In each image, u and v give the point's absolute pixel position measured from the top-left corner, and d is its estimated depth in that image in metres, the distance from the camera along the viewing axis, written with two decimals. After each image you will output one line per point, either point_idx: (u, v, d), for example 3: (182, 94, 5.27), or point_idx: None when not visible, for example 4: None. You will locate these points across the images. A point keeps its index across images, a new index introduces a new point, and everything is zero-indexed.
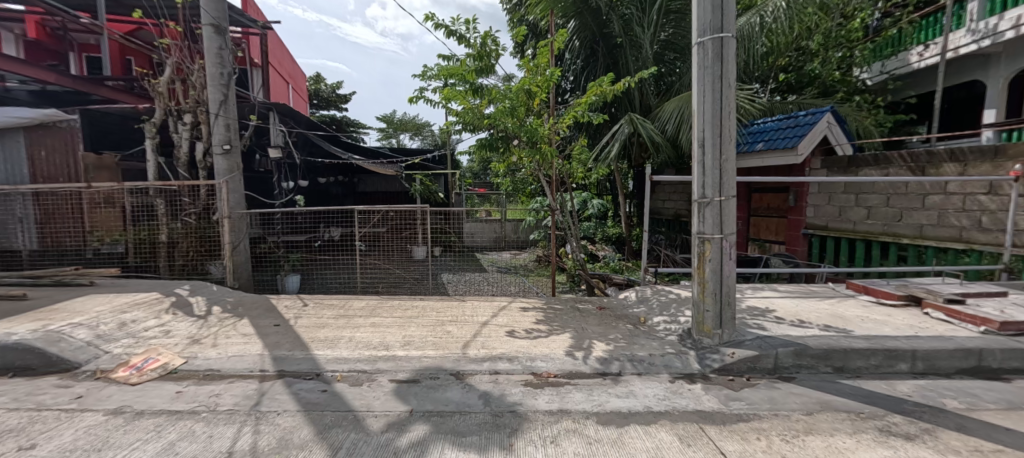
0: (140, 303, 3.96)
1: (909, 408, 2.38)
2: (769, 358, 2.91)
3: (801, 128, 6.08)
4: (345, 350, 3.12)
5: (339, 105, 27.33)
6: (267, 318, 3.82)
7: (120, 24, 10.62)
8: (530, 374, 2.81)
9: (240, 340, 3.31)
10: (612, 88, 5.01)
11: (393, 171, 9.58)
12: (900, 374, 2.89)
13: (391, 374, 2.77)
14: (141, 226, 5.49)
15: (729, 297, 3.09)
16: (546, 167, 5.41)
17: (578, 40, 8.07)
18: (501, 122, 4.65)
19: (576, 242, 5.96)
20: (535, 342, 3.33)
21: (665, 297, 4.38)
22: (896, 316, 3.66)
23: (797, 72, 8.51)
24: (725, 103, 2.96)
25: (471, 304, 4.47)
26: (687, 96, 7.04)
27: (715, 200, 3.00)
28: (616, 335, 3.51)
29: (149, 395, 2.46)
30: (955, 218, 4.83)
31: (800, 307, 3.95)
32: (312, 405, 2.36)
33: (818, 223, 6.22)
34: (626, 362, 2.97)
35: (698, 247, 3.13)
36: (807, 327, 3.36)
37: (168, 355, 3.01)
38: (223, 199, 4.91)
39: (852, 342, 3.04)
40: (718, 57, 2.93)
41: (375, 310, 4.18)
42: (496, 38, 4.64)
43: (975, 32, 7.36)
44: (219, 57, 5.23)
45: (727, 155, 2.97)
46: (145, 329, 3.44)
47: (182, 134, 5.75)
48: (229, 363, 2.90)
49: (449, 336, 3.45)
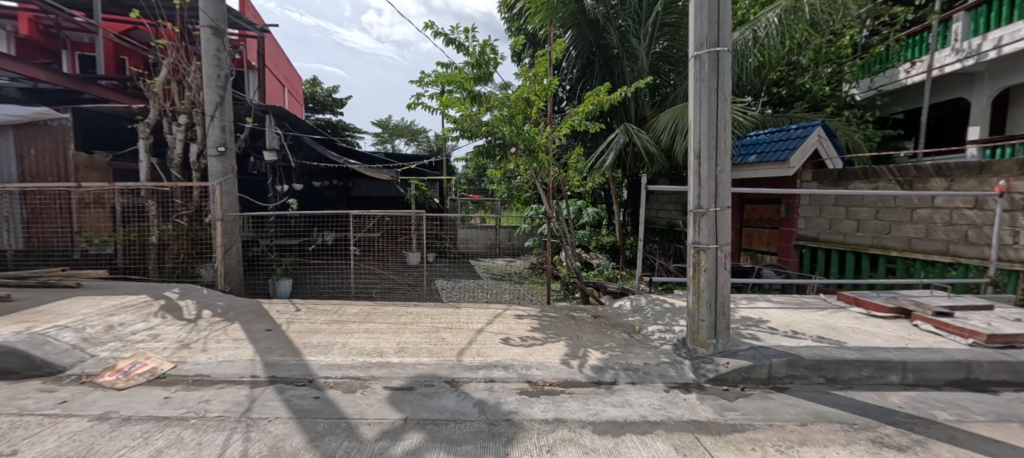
0: (128, 306, 3.87)
1: (901, 419, 2.41)
2: (763, 368, 2.92)
3: (792, 141, 6.24)
4: (338, 356, 3.08)
5: (335, 109, 27.26)
6: (259, 323, 3.74)
7: (114, 24, 10.51)
8: (525, 382, 2.80)
9: (231, 345, 3.25)
10: (609, 98, 5.06)
11: (390, 176, 9.57)
12: (892, 385, 2.92)
13: (385, 381, 2.74)
14: (131, 227, 5.35)
15: (725, 306, 3.11)
16: (543, 174, 5.45)
17: (575, 50, 8.21)
18: (498, 129, 4.67)
19: (571, 250, 6.07)
20: (530, 349, 3.32)
21: (659, 306, 4.39)
22: (886, 328, 3.70)
23: (788, 86, 8.72)
24: (720, 116, 3.01)
25: (466, 311, 4.44)
26: (682, 108, 7.15)
27: (711, 211, 3.04)
28: (611, 343, 3.52)
29: (137, 401, 2.41)
30: (942, 233, 4.95)
31: (793, 317, 4.00)
32: (305, 412, 2.32)
33: (810, 234, 6.35)
34: (621, 371, 2.97)
35: (693, 256, 3.16)
36: (800, 338, 3.38)
37: (156, 360, 2.95)
38: (217, 202, 4.86)
39: (845, 353, 3.07)
40: (715, 69, 2.99)
41: (370, 315, 4.14)
42: (495, 46, 4.70)
43: (959, 52, 7.61)
44: (217, 59, 5.15)
45: (722, 166, 3.02)
46: (133, 332, 3.37)
47: (176, 135, 5.61)
48: (219, 368, 2.85)
49: (444, 343, 3.42)
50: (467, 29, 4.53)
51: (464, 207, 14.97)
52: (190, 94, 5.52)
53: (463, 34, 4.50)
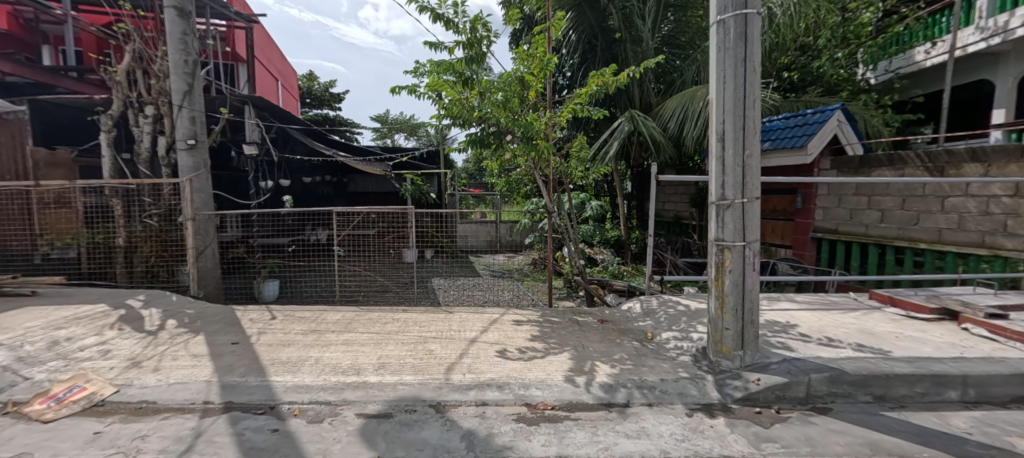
0: (81, 317, 3.47)
1: (974, 451, 2.01)
2: (801, 386, 2.50)
3: (810, 126, 5.82)
4: (308, 375, 2.67)
5: (333, 105, 26.78)
6: (226, 335, 3.33)
7: (94, 16, 10.02)
8: (523, 406, 2.40)
9: (188, 363, 2.84)
10: (614, 79, 4.56)
11: (382, 170, 8.61)
12: (951, 403, 2.51)
13: (359, 407, 2.35)
14: (95, 229, 4.98)
15: (753, 313, 2.69)
16: (543, 165, 5.00)
17: (575, 34, 7.74)
18: (491, 116, 4.19)
19: (574, 247, 5.66)
20: (529, 364, 2.91)
21: (673, 309, 3.96)
22: (932, 332, 3.26)
23: (800, 70, 8.17)
24: (749, 90, 2.57)
25: (459, 317, 4.03)
26: (691, 92, 6.71)
27: (738, 203, 2.61)
28: (621, 355, 3.09)
29: (60, 438, 2.02)
30: (975, 222, 4.54)
31: (824, 321, 3.56)
32: (255, 451, 1.93)
33: (828, 226, 5.98)
34: (634, 390, 2.55)
35: (716, 255, 2.74)
36: (838, 347, 2.93)
37: (98, 382, 2.56)
38: (188, 200, 4.40)
39: (893, 365, 2.64)
40: (742, 36, 2.54)
41: (352, 323, 3.73)
42: (488, 23, 4.26)
43: (984, 30, 7.16)
44: (184, 43, 4.68)
45: (750, 149, 2.58)
46: (81, 349, 2.97)
47: (142, 127, 5.19)
48: (168, 393, 2.46)
49: (431, 357, 3.01)
50: (456, 3, 4.08)
51: (464, 202, 14.58)
52: (157, 83, 5.05)
53: (453, 9, 4.06)
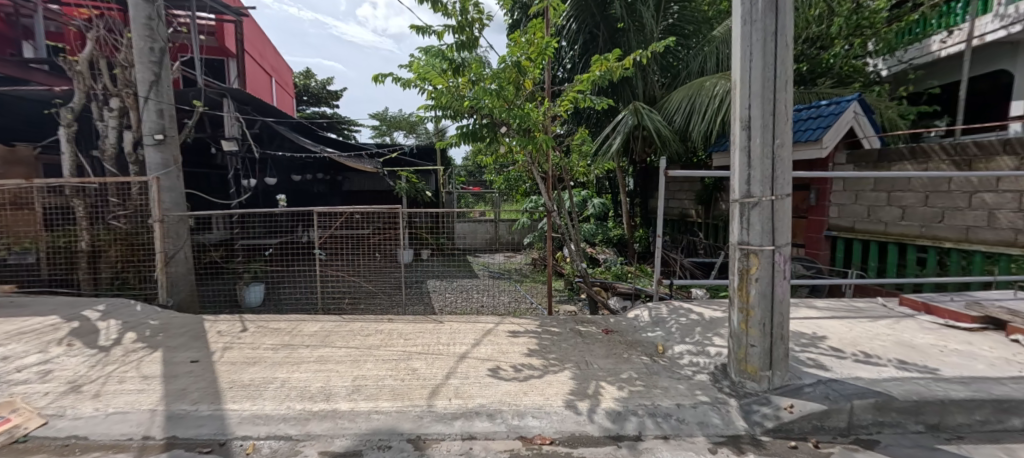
0: (26, 332, 3.11)
1: None
2: (842, 414, 2.14)
3: (825, 118, 5.46)
4: (269, 402, 2.32)
5: (330, 103, 26.39)
6: (186, 352, 2.98)
7: None
8: (516, 439, 2.04)
9: (136, 387, 2.49)
10: (619, 65, 4.17)
11: (372, 167, 8.21)
12: (1016, 432, 2.14)
13: (323, 443, 1.99)
14: (57, 232, 4.68)
15: (783, 327, 2.33)
16: (540, 160, 4.63)
17: (575, 23, 7.36)
18: (484, 105, 3.79)
19: (575, 247, 5.28)
20: (525, 385, 2.56)
21: (684, 319, 3.60)
22: (978, 345, 2.89)
23: (809, 61, 7.80)
24: (779, 69, 2.20)
25: (449, 327, 3.68)
26: (699, 83, 6.31)
27: (766, 200, 2.24)
28: (630, 373, 2.73)
29: None
30: (1007, 219, 4.12)
31: (855, 332, 3.19)
32: None
33: (844, 223, 5.59)
34: (647, 418, 2.20)
35: (740, 261, 2.38)
36: (877, 365, 2.57)
37: (25, 412, 2.18)
38: (154, 200, 4.08)
39: (947, 389, 2.27)
40: (772, 6, 2.18)
41: (330, 336, 3.37)
42: (479, 4, 3.89)
43: (1004, 18, 6.76)
44: (149, 29, 4.32)
45: (780, 139, 2.22)
46: (17, 369, 2.62)
47: (108, 122, 4.84)
48: (103, 426, 2.10)
49: (414, 377, 2.65)
50: None
51: (463, 201, 14.23)
52: (122, 74, 4.70)
53: None
